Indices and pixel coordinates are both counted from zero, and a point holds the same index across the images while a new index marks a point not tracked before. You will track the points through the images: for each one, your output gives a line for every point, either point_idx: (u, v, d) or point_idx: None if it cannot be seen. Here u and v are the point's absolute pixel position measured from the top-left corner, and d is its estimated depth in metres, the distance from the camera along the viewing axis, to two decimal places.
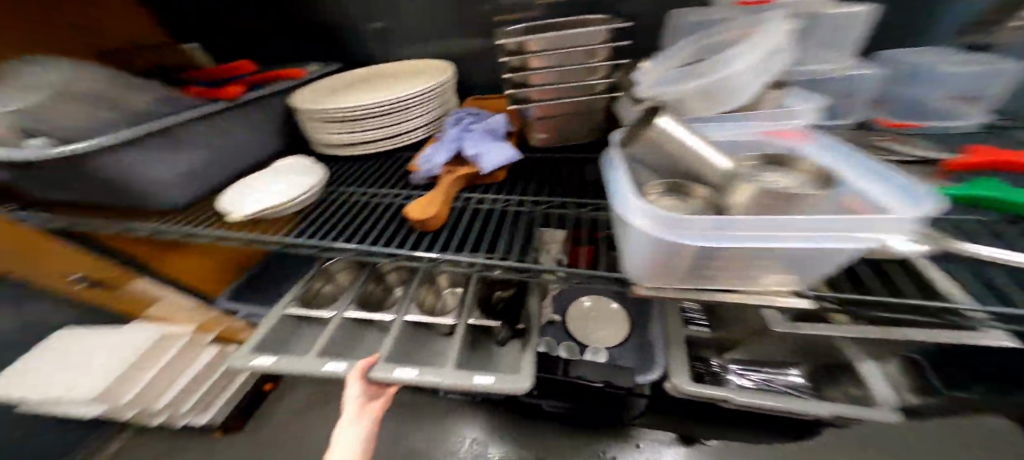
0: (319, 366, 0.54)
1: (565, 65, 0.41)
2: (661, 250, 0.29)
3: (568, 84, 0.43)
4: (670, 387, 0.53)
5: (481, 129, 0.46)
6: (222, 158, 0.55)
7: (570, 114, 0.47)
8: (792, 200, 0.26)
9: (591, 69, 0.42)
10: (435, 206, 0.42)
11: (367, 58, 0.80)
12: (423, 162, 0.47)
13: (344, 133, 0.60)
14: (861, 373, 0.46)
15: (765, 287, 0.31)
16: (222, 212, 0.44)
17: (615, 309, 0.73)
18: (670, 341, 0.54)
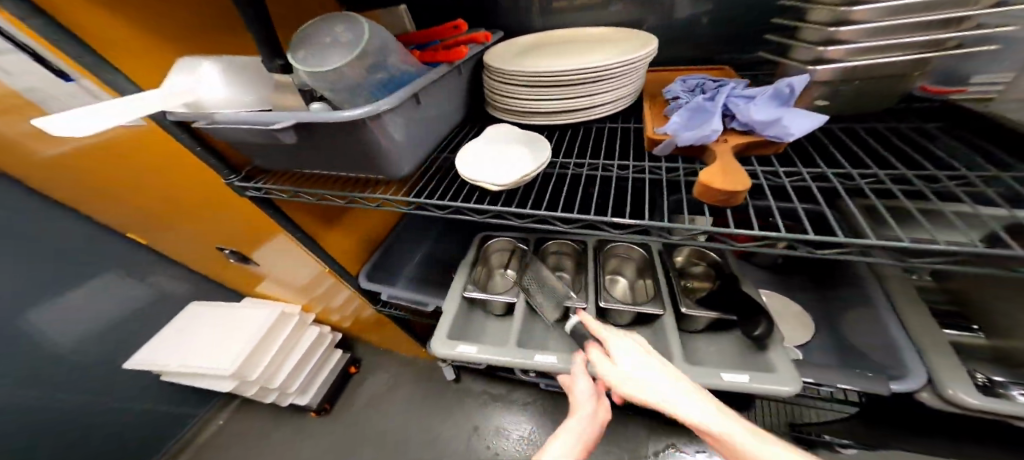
0: (531, 357, 0.53)
1: (912, 15, 0.36)
2: None
3: (899, 40, 0.37)
4: (926, 397, 0.49)
5: (768, 92, 0.41)
6: (427, 131, 0.53)
7: (871, 80, 0.42)
8: None
9: (949, 19, 0.35)
10: (735, 176, 0.38)
11: (528, 29, 0.75)
12: (678, 128, 0.44)
13: (561, 97, 0.55)
14: None
15: None
16: (475, 179, 0.44)
17: (795, 309, 0.69)
18: (923, 345, 0.52)
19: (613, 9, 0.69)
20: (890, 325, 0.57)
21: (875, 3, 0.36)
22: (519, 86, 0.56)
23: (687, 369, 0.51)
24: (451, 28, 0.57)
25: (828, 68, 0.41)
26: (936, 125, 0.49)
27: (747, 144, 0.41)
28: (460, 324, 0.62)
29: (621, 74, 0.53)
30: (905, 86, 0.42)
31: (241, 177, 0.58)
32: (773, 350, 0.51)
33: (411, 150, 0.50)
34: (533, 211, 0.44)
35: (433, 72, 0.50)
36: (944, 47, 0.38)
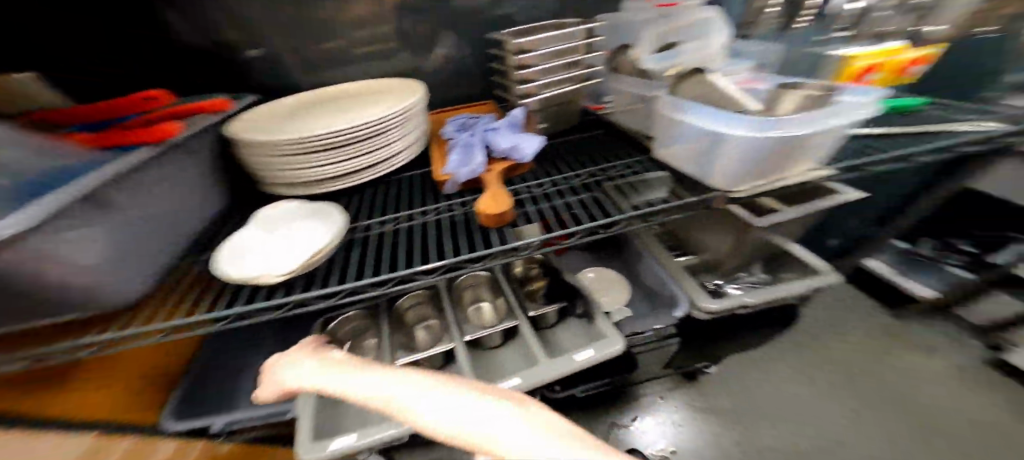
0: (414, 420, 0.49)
1: (554, 61, 0.52)
2: (750, 159, 0.33)
3: (558, 77, 0.54)
4: (697, 311, 0.69)
5: (502, 123, 0.49)
6: (166, 237, 0.38)
7: (556, 106, 0.58)
8: (821, 98, 0.33)
9: (572, 62, 0.54)
10: (501, 199, 0.43)
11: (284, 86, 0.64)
12: (453, 167, 0.46)
13: (348, 152, 0.50)
14: (799, 254, 0.69)
15: (806, 171, 0.37)
16: (247, 279, 0.36)
17: (614, 274, 0.86)
18: (676, 275, 0.73)
19: (381, 61, 0.67)
20: (657, 270, 0.76)
21: (532, 52, 0.50)
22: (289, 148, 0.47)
23: (549, 364, 0.56)
24: (142, 99, 0.43)
25: (531, 100, 0.54)
26: (601, 133, 0.61)
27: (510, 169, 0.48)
28: (327, 418, 0.54)
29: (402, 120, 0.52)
30: (578, 106, 0.60)
31: None
32: (600, 320, 0.61)
33: (132, 265, 0.34)
34: (343, 287, 0.38)
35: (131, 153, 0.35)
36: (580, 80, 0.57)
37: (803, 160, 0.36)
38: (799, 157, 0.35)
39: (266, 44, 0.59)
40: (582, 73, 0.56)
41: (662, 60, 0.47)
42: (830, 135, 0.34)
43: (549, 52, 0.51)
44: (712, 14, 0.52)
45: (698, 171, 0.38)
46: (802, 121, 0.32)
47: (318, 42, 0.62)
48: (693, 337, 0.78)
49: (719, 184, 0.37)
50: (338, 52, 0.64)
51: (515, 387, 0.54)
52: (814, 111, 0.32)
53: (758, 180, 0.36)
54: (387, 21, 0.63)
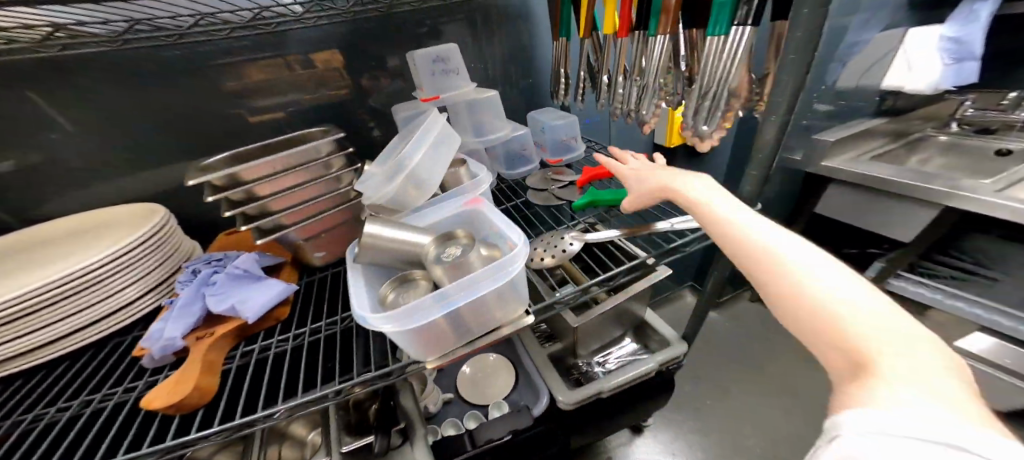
0: None
1: (300, 184, 0.43)
2: (413, 337, 0.30)
3: (318, 198, 0.45)
4: (559, 404, 0.62)
5: (227, 274, 0.39)
6: None
7: (337, 226, 0.49)
8: (470, 262, 0.31)
9: (333, 178, 0.46)
10: (189, 382, 0.32)
11: (9, 221, 0.52)
12: (150, 339, 0.36)
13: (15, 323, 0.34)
14: (652, 323, 0.71)
15: (499, 320, 0.35)
16: None
17: (495, 359, 0.76)
18: (538, 365, 0.68)
19: (130, 178, 0.56)
20: (523, 356, 0.71)
21: (261, 180, 0.40)
22: None
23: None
24: None
25: (288, 230, 0.44)
26: None
27: (233, 331, 0.37)
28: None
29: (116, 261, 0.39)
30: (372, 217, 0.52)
31: None
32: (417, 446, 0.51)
33: None
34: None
35: None
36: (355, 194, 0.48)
37: (487, 318, 0.34)
38: (489, 312, 0.34)
39: None
40: (354, 186, 0.48)
41: (366, 189, 0.37)
42: (502, 291, 0.33)
43: (287, 174, 0.42)
44: (442, 115, 0.44)
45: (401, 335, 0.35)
46: (458, 296, 0.30)
47: (19, 169, 0.50)
48: (575, 423, 0.68)
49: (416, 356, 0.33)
50: (70, 171, 0.53)
51: None
52: (461, 280, 0.30)
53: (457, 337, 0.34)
54: (129, 136, 0.54)
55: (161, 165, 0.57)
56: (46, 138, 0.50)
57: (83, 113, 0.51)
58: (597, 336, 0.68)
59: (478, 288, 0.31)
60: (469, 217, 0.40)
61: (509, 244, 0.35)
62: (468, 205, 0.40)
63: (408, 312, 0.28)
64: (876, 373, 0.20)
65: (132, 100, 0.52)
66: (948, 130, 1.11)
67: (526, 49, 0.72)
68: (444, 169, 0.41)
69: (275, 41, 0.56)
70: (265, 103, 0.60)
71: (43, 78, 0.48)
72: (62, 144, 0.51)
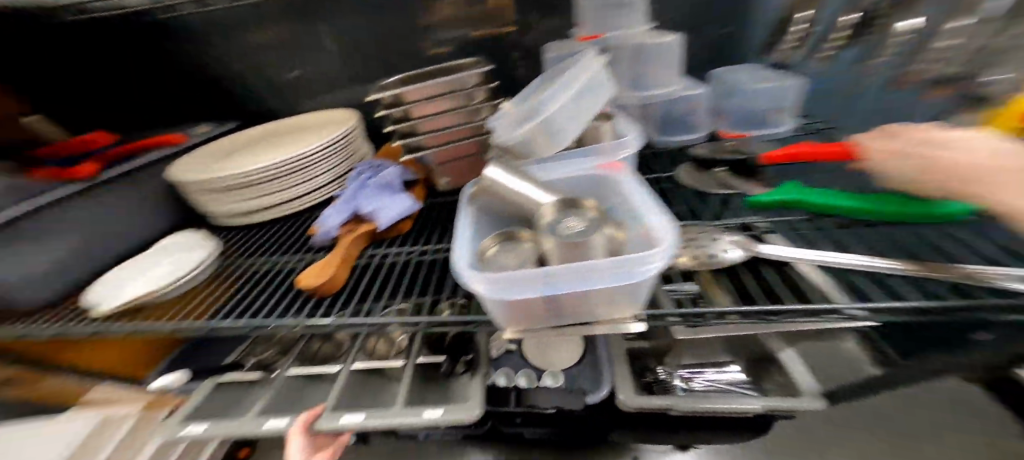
0: (257, 427, 0.50)
1: (441, 113, 0.46)
2: (501, 304, 0.29)
3: (452, 128, 0.47)
4: (619, 402, 0.55)
5: (376, 182, 0.47)
6: None
7: (466, 156, 0.51)
8: (587, 248, 0.25)
9: (470, 111, 0.46)
10: (331, 268, 0.42)
11: (277, 111, 0.73)
12: (321, 221, 0.46)
13: (268, 186, 0.51)
14: (783, 362, 0.50)
15: (604, 316, 0.31)
16: (86, 306, 0.38)
17: None
18: (611, 355, 0.60)
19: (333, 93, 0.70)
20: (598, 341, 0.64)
21: (416, 100, 0.44)
22: (203, 190, 0.50)
23: (405, 411, 0.52)
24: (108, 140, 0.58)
25: (427, 151, 0.49)
26: None
27: (367, 233, 0.44)
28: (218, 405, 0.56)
29: (322, 155, 0.53)
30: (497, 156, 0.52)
31: None
32: (475, 378, 0.56)
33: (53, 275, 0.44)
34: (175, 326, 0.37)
35: (69, 188, 0.47)
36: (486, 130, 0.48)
37: (587, 309, 0.30)
38: (593, 306, 0.29)
39: (257, 76, 0.69)
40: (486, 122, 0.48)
41: (497, 129, 0.36)
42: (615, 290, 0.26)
43: (436, 100, 0.44)
44: (598, 57, 0.39)
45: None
46: (563, 283, 0.26)
47: (286, 74, 0.69)
48: (636, 425, 0.60)
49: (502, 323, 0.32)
50: (308, 81, 0.70)
51: (358, 421, 0.51)
52: (567, 266, 0.25)
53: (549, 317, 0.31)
54: (343, 55, 0.66)
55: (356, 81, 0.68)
56: (301, 51, 0.66)
57: (323, 33, 0.65)
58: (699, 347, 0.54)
59: (588, 282, 0.25)
60: (600, 183, 0.34)
61: (645, 233, 0.28)
62: (601, 168, 0.34)
63: (499, 280, 0.25)
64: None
65: (350, 25, 0.63)
66: None
67: None
68: (586, 121, 0.36)
69: None
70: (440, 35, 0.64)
71: (302, 5, 0.62)
72: (306, 58, 0.67)
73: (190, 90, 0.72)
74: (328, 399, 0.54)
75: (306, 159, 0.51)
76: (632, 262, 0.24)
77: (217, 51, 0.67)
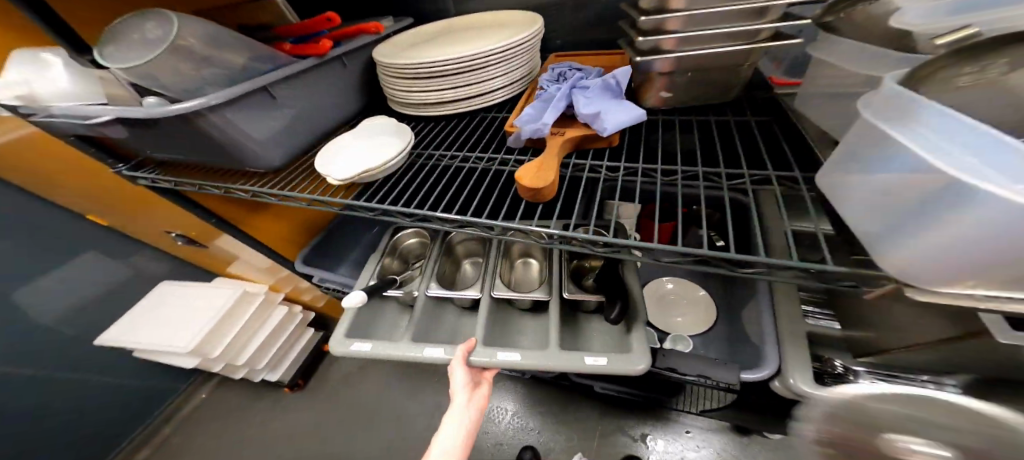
0: (419, 352, 0.51)
1: (717, 6, 0.36)
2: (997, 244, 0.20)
3: (721, 30, 0.37)
4: (789, 387, 0.47)
5: (599, 82, 0.40)
6: (311, 124, 0.57)
7: (701, 69, 0.42)
8: None
9: (755, 9, 0.36)
10: (548, 172, 0.37)
11: (444, 12, 0.69)
12: (523, 120, 0.41)
13: (458, 88, 0.51)
14: None
15: None
16: (318, 174, 0.42)
17: (702, 295, 0.70)
18: (780, 335, 0.52)
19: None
20: (762, 315, 0.56)
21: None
22: (403, 73, 0.50)
23: (559, 355, 0.48)
24: (326, 20, 0.56)
25: (662, 58, 0.41)
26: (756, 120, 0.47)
27: (581, 137, 0.40)
28: (366, 316, 0.61)
29: (508, 57, 0.50)
30: (737, 76, 0.44)
31: (130, 167, 0.59)
32: (635, 329, 0.50)
33: (279, 143, 0.53)
34: (375, 205, 0.41)
35: (296, 66, 0.51)
36: (757, 39, 0.39)
37: None
38: None
39: None
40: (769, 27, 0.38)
41: (968, 11, 0.29)
42: None
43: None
44: None
45: (867, 232, 0.28)
46: None
47: None
48: (771, 406, 0.57)
49: (897, 268, 0.25)
50: None
51: (513, 361, 0.48)
52: None
53: (980, 285, 0.23)
54: None
55: None
56: None
57: None
58: (907, 358, 0.45)
59: None
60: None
61: None
62: None
63: None
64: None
65: None
66: None
67: None
68: None
69: None
70: None
71: None
72: None
73: None
74: (477, 332, 0.52)
75: (496, 59, 0.49)
76: None
77: None
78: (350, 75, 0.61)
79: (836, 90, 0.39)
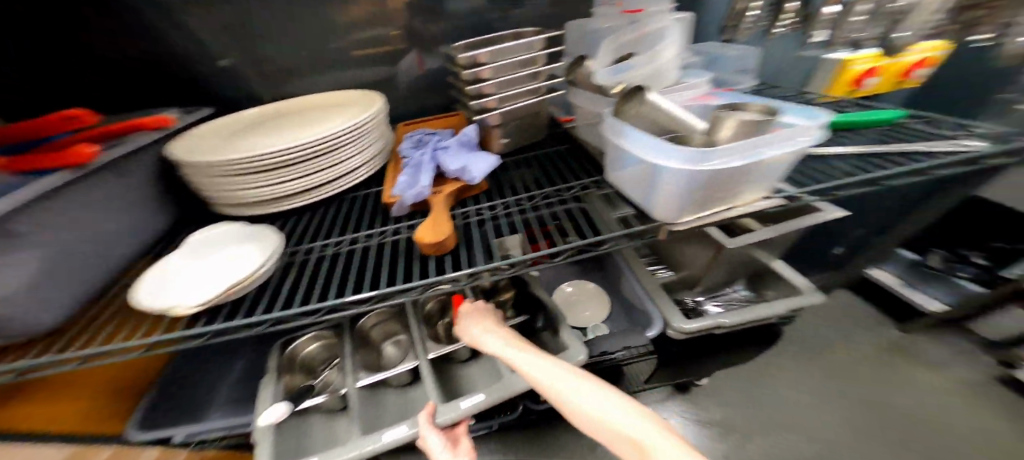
0: (379, 439, 0.48)
1: (511, 73, 0.48)
2: (679, 189, 0.30)
3: (517, 91, 0.50)
4: (673, 331, 0.63)
5: (455, 141, 0.45)
6: (109, 261, 0.40)
7: (520, 118, 0.54)
8: (763, 122, 0.29)
9: (532, 74, 0.50)
10: (442, 227, 0.40)
11: (257, 94, 0.61)
12: (400, 188, 0.42)
13: (308, 173, 0.45)
14: (778, 269, 0.63)
15: (743, 202, 0.34)
16: (158, 311, 0.33)
17: (594, 288, 0.83)
18: (649, 292, 0.68)
19: (338, 73, 0.63)
20: (629, 282, 0.72)
21: (487, 65, 0.45)
22: (218, 172, 0.41)
23: (510, 380, 0.53)
24: (65, 117, 0.36)
25: (490, 114, 0.50)
26: (565, 148, 0.60)
27: (457, 190, 0.44)
28: (286, 444, 0.50)
29: (360, 135, 0.48)
30: (541, 119, 0.57)
31: None
32: (563, 332, 0.57)
33: (56, 292, 0.33)
34: (265, 315, 0.35)
35: (45, 184, 0.31)
36: (542, 92, 0.53)
37: (742, 206, 0.33)
38: (738, 191, 0.32)
39: (230, 52, 0.57)
40: (544, 85, 0.52)
41: (622, 73, 0.41)
42: (780, 165, 0.31)
43: (505, 63, 0.46)
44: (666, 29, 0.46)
45: (635, 202, 0.37)
46: (762, 147, 0.29)
47: (271, 49, 0.58)
48: (680, 353, 0.71)
49: (661, 217, 0.33)
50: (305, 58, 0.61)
51: (480, 402, 0.51)
52: (771, 132, 0.29)
53: (695, 214, 0.33)
54: (347, 28, 0.59)
55: (363, 57, 0.62)
56: (295, 23, 0.57)
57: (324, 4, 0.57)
58: (716, 275, 0.67)
59: (787, 144, 0.29)
60: (697, 110, 0.40)
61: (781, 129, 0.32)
62: (695, 101, 0.40)
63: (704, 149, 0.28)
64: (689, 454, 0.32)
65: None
66: None
67: None
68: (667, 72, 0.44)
69: None
70: (461, 9, 0.62)
71: None
72: (303, 32, 0.58)
73: (119, 72, 0.54)
74: (431, 393, 0.52)
75: (349, 137, 0.47)
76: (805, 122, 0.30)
77: (173, 18, 0.52)
78: (148, 185, 0.46)
79: (589, 122, 0.54)
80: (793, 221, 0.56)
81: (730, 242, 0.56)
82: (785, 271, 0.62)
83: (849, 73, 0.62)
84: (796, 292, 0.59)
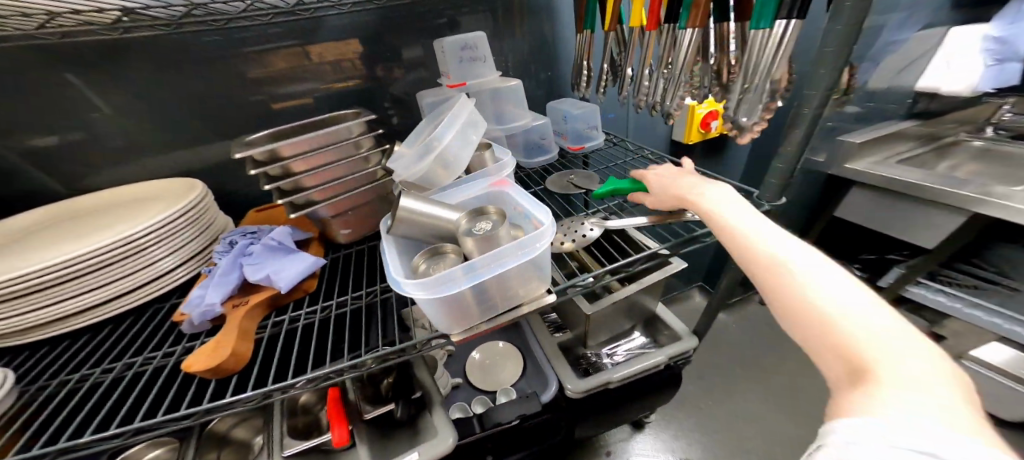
0: None
1: (332, 163, 0.45)
2: (443, 306, 0.31)
3: (346, 178, 0.47)
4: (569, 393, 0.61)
5: (262, 246, 0.41)
6: None
7: (362, 205, 0.50)
8: (497, 237, 0.32)
9: (361, 158, 0.47)
10: (226, 347, 0.34)
11: (59, 191, 0.54)
12: (190, 305, 0.37)
13: (97, 284, 0.37)
14: (663, 316, 0.68)
15: (528, 296, 0.35)
16: None
17: (504, 346, 0.75)
18: (548, 355, 0.66)
19: (189, 149, 0.58)
20: (532, 343, 0.70)
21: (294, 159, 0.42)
22: None
23: None
24: None
25: (318, 207, 0.46)
26: None
27: (266, 300, 0.39)
28: None
29: (174, 232, 0.43)
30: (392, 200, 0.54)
31: None
32: (436, 412, 0.49)
33: None
34: None
35: None
36: (380, 176, 0.50)
37: (524, 301, 0.35)
38: (513, 287, 0.34)
39: (14, 150, 0.50)
40: (380, 168, 0.50)
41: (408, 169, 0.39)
42: (541, 259, 0.34)
43: (317, 154, 0.43)
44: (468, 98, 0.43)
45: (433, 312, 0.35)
46: (499, 257, 0.31)
47: (69, 142, 0.52)
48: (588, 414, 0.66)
49: (443, 330, 0.33)
50: (119, 147, 0.55)
51: None
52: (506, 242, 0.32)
53: (476, 321, 0.34)
54: (165, 114, 0.54)
55: (196, 144, 0.58)
56: (99, 113, 0.52)
57: (135, 94, 0.52)
58: (606, 330, 0.66)
59: (529, 245, 0.32)
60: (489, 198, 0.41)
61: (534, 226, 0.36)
62: (490, 187, 0.41)
63: (439, 278, 0.29)
64: (876, 378, 0.21)
65: (171, 82, 0.53)
66: (983, 136, 1.07)
67: (549, 45, 0.73)
68: (471, 150, 0.42)
69: (309, 29, 0.56)
70: (307, 88, 0.60)
71: (92, 64, 0.49)
72: (112, 122, 0.53)
73: None
74: None
75: (159, 235, 0.41)
76: (541, 219, 0.34)
77: None
78: None
79: None
80: (647, 276, 0.61)
81: (592, 308, 0.59)
82: (665, 314, 0.68)
83: (697, 117, 0.80)
84: (679, 339, 0.64)
